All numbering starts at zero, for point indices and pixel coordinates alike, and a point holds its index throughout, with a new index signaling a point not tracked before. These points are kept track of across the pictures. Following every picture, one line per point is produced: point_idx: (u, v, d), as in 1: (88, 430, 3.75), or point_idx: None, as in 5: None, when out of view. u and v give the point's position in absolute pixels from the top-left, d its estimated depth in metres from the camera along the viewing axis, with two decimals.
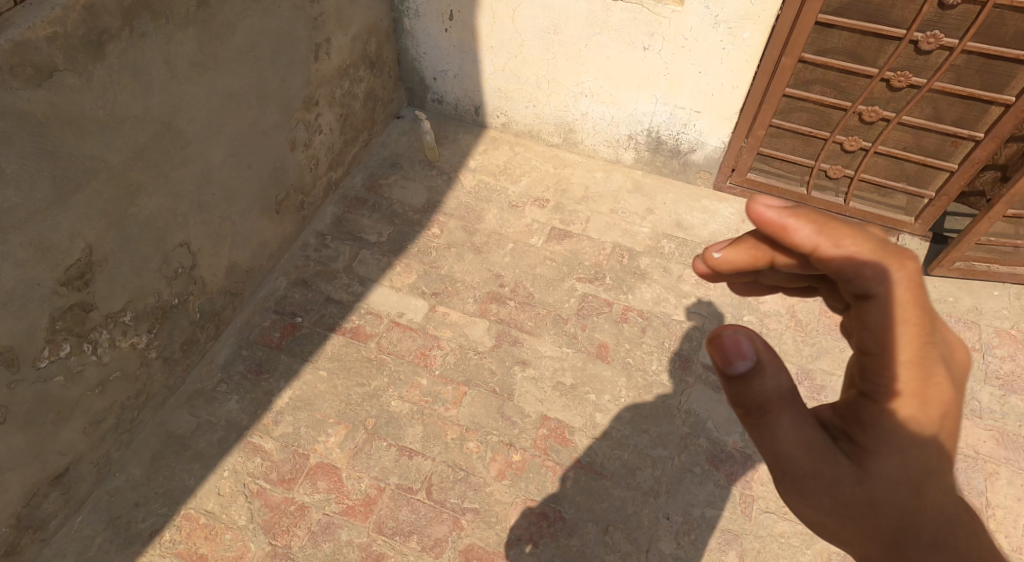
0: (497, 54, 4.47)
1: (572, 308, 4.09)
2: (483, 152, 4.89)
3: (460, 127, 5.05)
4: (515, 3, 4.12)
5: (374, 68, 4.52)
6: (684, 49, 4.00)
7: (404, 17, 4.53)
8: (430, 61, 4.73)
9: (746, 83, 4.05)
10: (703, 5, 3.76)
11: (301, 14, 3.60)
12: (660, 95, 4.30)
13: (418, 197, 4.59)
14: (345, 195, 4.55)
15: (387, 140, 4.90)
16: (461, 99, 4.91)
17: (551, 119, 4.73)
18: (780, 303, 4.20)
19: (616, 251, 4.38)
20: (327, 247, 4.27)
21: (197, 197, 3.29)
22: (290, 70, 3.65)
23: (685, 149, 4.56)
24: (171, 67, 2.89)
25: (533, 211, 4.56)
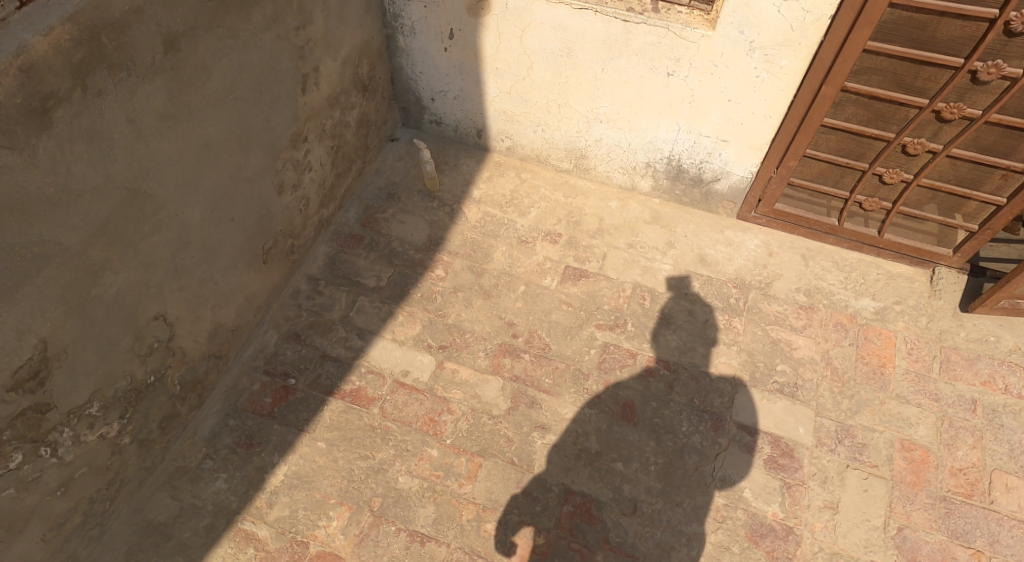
0: (503, 75, 4.02)
1: (592, 361, 3.75)
2: (486, 180, 4.49)
3: (461, 150, 4.61)
4: (523, 22, 3.66)
5: (367, 93, 4.08)
6: (714, 75, 3.54)
7: (397, 35, 4.06)
8: (428, 81, 4.28)
9: (780, 112, 3.60)
10: (736, 29, 3.29)
11: (286, 44, 3.14)
12: (683, 121, 3.86)
13: (419, 233, 4.22)
14: (339, 233, 4.16)
15: (382, 168, 4.49)
16: (462, 121, 4.47)
17: (561, 144, 4.33)
18: (814, 349, 3.87)
19: (637, 292, 4.04)
20: (321, 295, 3.90)
21: (174, 262, 2.89)
22: (275, 109, 3.23)
23: (709, 178, 4.16)
24: (137, 125, 2.46)
25: (544, 247, 4.21)
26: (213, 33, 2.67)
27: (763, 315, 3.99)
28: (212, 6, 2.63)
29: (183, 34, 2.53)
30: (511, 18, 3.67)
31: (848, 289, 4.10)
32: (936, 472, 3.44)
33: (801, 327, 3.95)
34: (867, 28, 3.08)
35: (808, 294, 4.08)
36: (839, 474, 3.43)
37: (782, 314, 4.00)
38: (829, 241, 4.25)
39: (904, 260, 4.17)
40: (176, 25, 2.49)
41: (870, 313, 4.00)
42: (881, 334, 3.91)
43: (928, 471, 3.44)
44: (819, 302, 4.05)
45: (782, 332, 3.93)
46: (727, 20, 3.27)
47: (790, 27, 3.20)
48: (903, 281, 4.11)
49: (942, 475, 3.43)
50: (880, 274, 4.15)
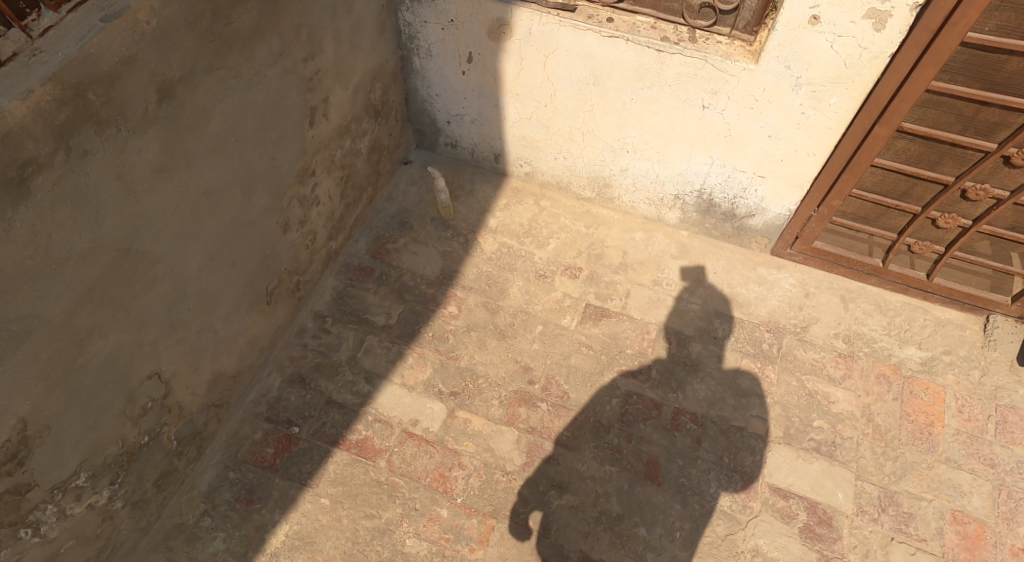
0: (525, 101, 3.75)
1: (613, 413, 3.49)
2: (504, 208, 4.23)
3: (477, 174, 4.36)
4: (549, 49, 3.39)
5: (379, 118, 3.84)
6: (754, 110, 3.26)
7: (412, 56, 3.80)
8: (444, 104, 4.03)
9: (826, 151, 3.32)
10: (782, 64, 3.01)
11: (292, 78, 2.91)
12: (718, 155, 3.59)
13: (432, 266, 3.98)
14: (347, 265, 3.94)
15: (394, 193, 4.25)
16: (479, 145, 4.22)
17: (584, 172, 4.06)
18: (854, 404, 3.59)
19: (663, 335, 3.77)
20: (327, 334, 3.69)
21: (170, 318, 2.68)
22: (280, 146, 3.01)
23: (743, 213, 3.88)
24: (128, 182, 2.25)
25: (564, 283, 3.94)
26: (213, 75, 2.44)
27: (798, 363, 3.72)
28: (212, 47, 2.40)
29: (180, 80, 2.31)
30: (535, 44, 3.40)
31: (891, 335, 3.82)
32: (992, 549, 3.17)
33: (840, 378, 3.68)
34: (932, 67, 2.78)
35: (847, 341, 3.80)
36: (882, 548, 3.17)
37: (819, 363, 3.73)
38: (871, 282, 3.96)
39: (954, 305, 3.88)
40: (172, 72, 2.26)
41: (916, 364, 3.72)
42: (928, 389, 3.63)
43: (984, 548, 3.17)
44: (859, 350, 3.77)
45: (819, 384, 3.66)
46: (773, 54, 2.99)
47: (843, 64, 2.91)
48: (953, 328, 3.83)
49: (1000, 553, 3.16)
50: (927, 319, 3.86)
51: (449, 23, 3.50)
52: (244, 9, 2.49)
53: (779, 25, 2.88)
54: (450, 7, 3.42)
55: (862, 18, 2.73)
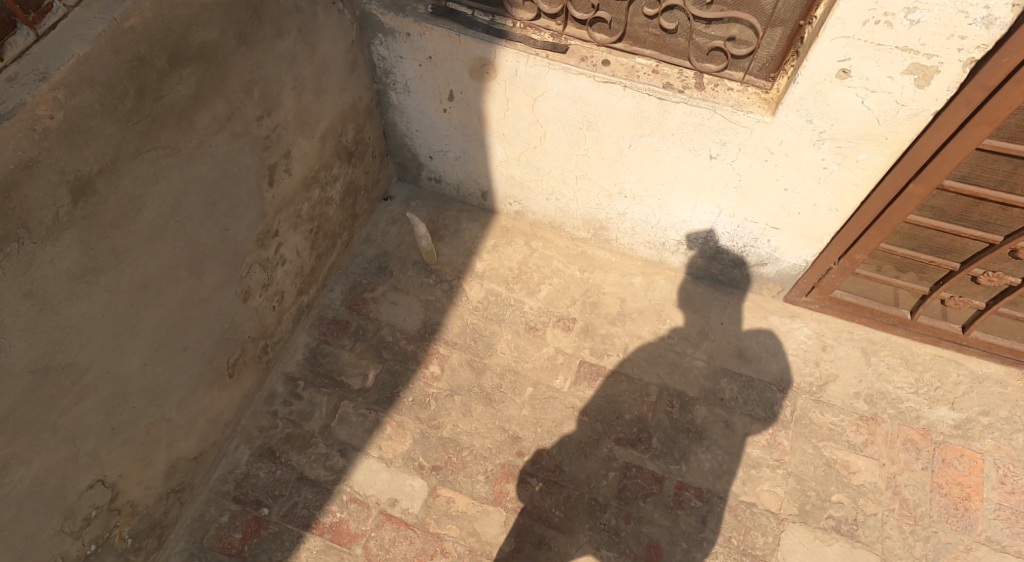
0: (512, 141, 3.40)
1: (611, 489, 3.21)
2: (491, 249, 3.89)
3: (463, 211, 4.01)
4: (537, 91, 3.03)
5: (353, 159, 3.49)
6: (769, 163, 2.92)
7: (388, 90, 3.43)
8: (425, 140, 3.67)
9: (849, 206, 2.99)
10: (803, 118, 2.66)
11: (245, 140, 2.58)
12: (726, 205, 3.25)
13: (412, 318, 3.66)
14: (321, 318, 3.63)
15: (373, 234, 3.91)
16: (465, 182, 3.86)
17: (578, 214, 3.72)
18: (877, 474, 3.30)
19: (664, 397, 3.47)
20: (299, 400, 3.40)
21: (111, 423, 2.38)
22: (234, 215, 2.68)
23: (753, 261, 3.55)
24: (39, 297, 1.94)
25: (556, 336, 3.62)
26: (142, 158, 2.12)
27: (814, 428, 3.42)
28: (139, 128, 2.07)
29: (100, 172, 1.98)
30: (523, 86, 3.04)
31: (920, 395, 3.50)
32: None
33: (861, 445, 3.38)
34: (984, 127, 2.44)
35: (870, 402, 3.48)
36: None
37: (837, 427, 3.42)
38: (898, 333, 3.65)
39: (994, 358, 3.55)
40: (88, 166, 1.94)
41: (949, 428, 3.41)
42: (963, 457, 3.34)
43: None
44: (882, 411, 3.46)
45: (839, 452, 3.36)
46: (792, 108, 2.64)
47: (875, 121, 2.57)
48: (993, 386, 3.52)
49: None
50: (961, 375, 3.55)
51: (428, 60, 3.13)
52: (179, 78, 2.16)
53: (802, 78, 2.53)
54: (427, 44, 3.04)
55: (902, 73, 2.39)
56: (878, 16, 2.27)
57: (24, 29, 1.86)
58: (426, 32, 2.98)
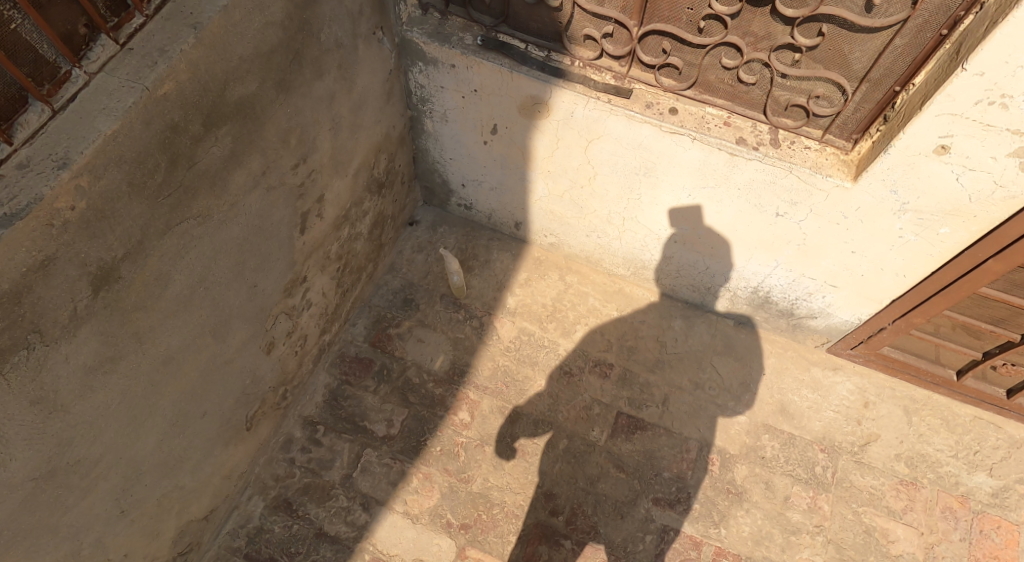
0: (556, 179, 3.15)
1: (648, 554, 3.07)
2: (524, 283, 3.66)
3: (494, 240, 3.76)
4: (591, 134, 2.78)
5: (383, 191, 3.25)
6: (840, 226, 2.70)
7: (423, 117, 3.15)
8: (458, 168, 3.40)
9: (919, 274, 2.78)
10: (887, 188, 2.44)
11: (278, 193, 2.34)
12: (784, 260, 3.04)
13: (440, 358, 3.45)
14: (343, 356, 3.43)
15: (397, 263, 3.68)
16: (497, 212, 3.61)
17: (618, 253, 3.49)
18: (916, 544, 3.14)
19: (704, 453, 3.31)
20: (319, 446, 3.22)
21: (119, 507, 2.18)
22: (262, 271, 2.45)
23: (803, 313, 3.35)
24: (48, 402, 1.70)
25: (592, 384, 3.44)
26: (172, 233, 1.89)
27: (853, 492, 3.25)
28: (170, 202, 1.83)
29: (125, 257, 1.75)
30: (576, 128, 2.78)
31: (959, 459, 3.33)
32: None
33: (900, 511, 3.21)
34: None
35: (910, 465, 3.31)
36: None
37: (877, 491, 3.25)
38: (938, 391, 3.46)
39: None
40: (111, 253, 1.71)
41: (987, 495, 3.25)
42: (1001, 529, 3.18)
43: None
44: (922, 476, 3.29)
45: (878, 518, 3.19)
46: (878, 177, 2.41)
47: (967, 198, 2.36)
48: None
49: None
50: (999, 439, 3.38)
51: (472, 93, 2.85)
52: (215, 140, 1.91)
53: (894, 149, 2.30)
54: (473, 77, 2.76)
55: (1007, 155, 2.16)
56: (993, 96, 2.03)
57: (38, 105, 1.60)
58: (474, 65, 2.70)
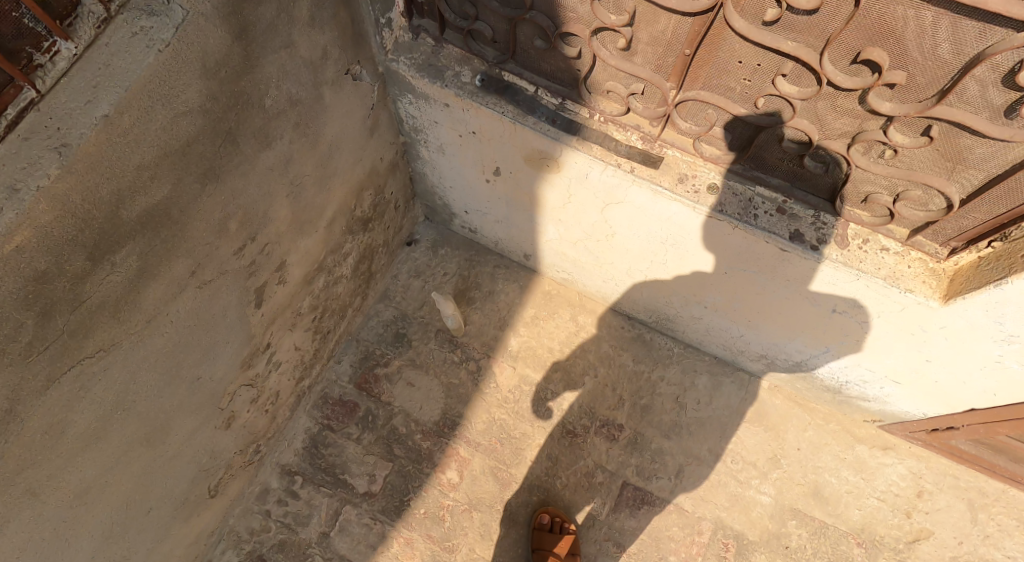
0: (569, 228, 2.63)
1: None
2: (530, 321, 3.23)
3: (500, 268, 3.31)
4: (610, 198, 2.24)
5: (370, 226, 2.80)
6: (916, 336, 2.17)
7: (417, 144, 2.63)
8: (460, 196, 2.90)
9: (1011, 393, 2.27)
10: (989, 317, 1.89)
11: (219, 284, 1.93)
12: (838, 348, 2.54)
13: (430, 406, 3.10)
14: (326, 397, 3.13)
15: (391, 290, 3.27)
16: (504, 241, 3.13)
17: (641, 302, 3.01)
18: None
19: (718, 537, 2.97)
20: (296, 499, 2.99)
21: None
22: (207, 362, 2.10)
23: (853, 393, 2.88)
24: None
25: (599, 447, 3.07)
26: (61, 382, 1.56)
27: None
28: (49, 354, 1.49)
29: None
30: (593, 190, 2.24)
31: None
32: None
33: None
34: None
35: None
36: None
37: None
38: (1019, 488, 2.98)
39: None
40: None
41: None
42: None
43: None
44: None
45: None
46: (980, 306, 1.86)
47: None
48: None
49: None
50: None
51: (470, 134, 2.32)
52: (109, 268, 1.51)
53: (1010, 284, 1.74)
54: (470, 120, 2.22)
55: None
56: None
57: None
58: (470, 108, 2.16)
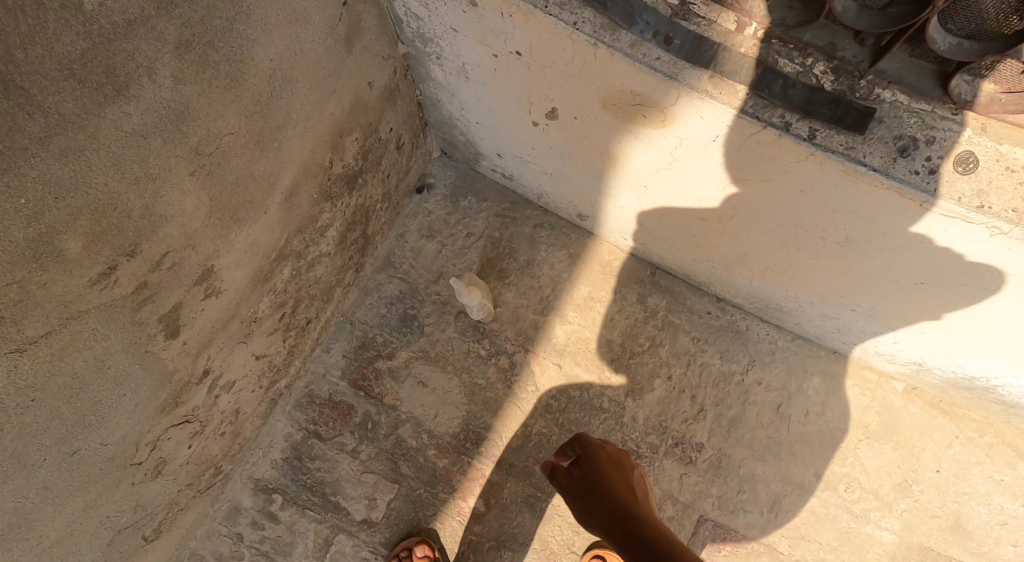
0: (658, 200, 1.79)
1: None
2: (584, 303, 2.38)
3: (543, 227, 2.43)
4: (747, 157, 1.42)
5: (360, 183, 1.91)
6: None
7: (429, 61, 1.73)
8: (489, 134, 1.96)
9: None
10: None
11: (75, 326, 1.19)
12: None
13: (448, 412, 2.35)
14: (312, 397, 2.38)
15: (396, 255, 2.42)
16: (552, 197, 2.18)
17: (745, 291, 2.09)
18: None
19: None
20: (276, 524, 2.33)
21: None
22: (83, 424, 1.33)
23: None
24: None
25: (670, 472, 2.29)
26: None
27: None
28: None
29: None
30: (716, 149, 1.47)
31: None
32: None
33: None
34: None
35: None
36: None
37: None
38: None
39: None
40: None
41: None
42: None
43: None
44: None
45: None
46: None
47: None
48: None
49: None
50: None
51: (511, 56, 1.52)
52: None
53: None
54: (512, 32, 1.43)
55: None
56: None
57: None
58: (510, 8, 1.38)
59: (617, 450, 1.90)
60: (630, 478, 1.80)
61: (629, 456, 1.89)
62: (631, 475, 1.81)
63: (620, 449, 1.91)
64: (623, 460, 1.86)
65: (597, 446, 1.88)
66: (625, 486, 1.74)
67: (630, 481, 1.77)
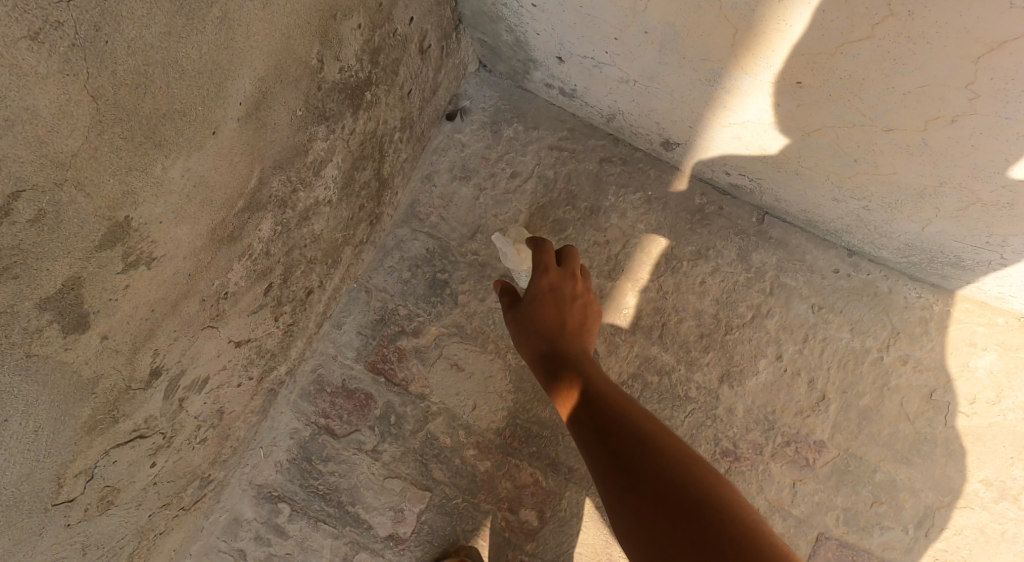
0: (812, 97, 1.29)
1: None
2: (668, 259, 1.79)
3: (612, 161, 1.83)
4: None
5: (367, 96, 1.36)
6: None
7: None
8: (554, 28, 1.47)
9: None
10: None
11: None
12: None
13: (491, 401, 1.85)
14: (322, 385, 1.84)
15: (421, 202, 1.87)
16: (633, 116, 1.66)
17: (903, 234, 1.55)
18: None
19: None
20: (284, 543, 1.81)
21: None
22: None
23: None
24: None
25: (786, 480, 1.73)
26: None
27: None
28: None
29: None
30: None
31: None
32: None
33: None
34: None
35: None
36: None
37: None
38: None
39: None
40: None
41: None
42: None
43: None
44: None
45: None
46: None
47: None
48: None
49: None
50: None
51: None
52: None
53: None
54: None
55: None
56: None
57: None
58: None
59: (562, 274, 1.56)
60: (568, 316, 1.50)
61: (573, 282, 1.56)
62: (568, 313, 1.51)
63: (564, 274, 1.56)
64: (562, 291, 1.53)
65: (536, 278, 1.54)
66: (560, 324, 1.48)
67: (564, 319, 1.49)
